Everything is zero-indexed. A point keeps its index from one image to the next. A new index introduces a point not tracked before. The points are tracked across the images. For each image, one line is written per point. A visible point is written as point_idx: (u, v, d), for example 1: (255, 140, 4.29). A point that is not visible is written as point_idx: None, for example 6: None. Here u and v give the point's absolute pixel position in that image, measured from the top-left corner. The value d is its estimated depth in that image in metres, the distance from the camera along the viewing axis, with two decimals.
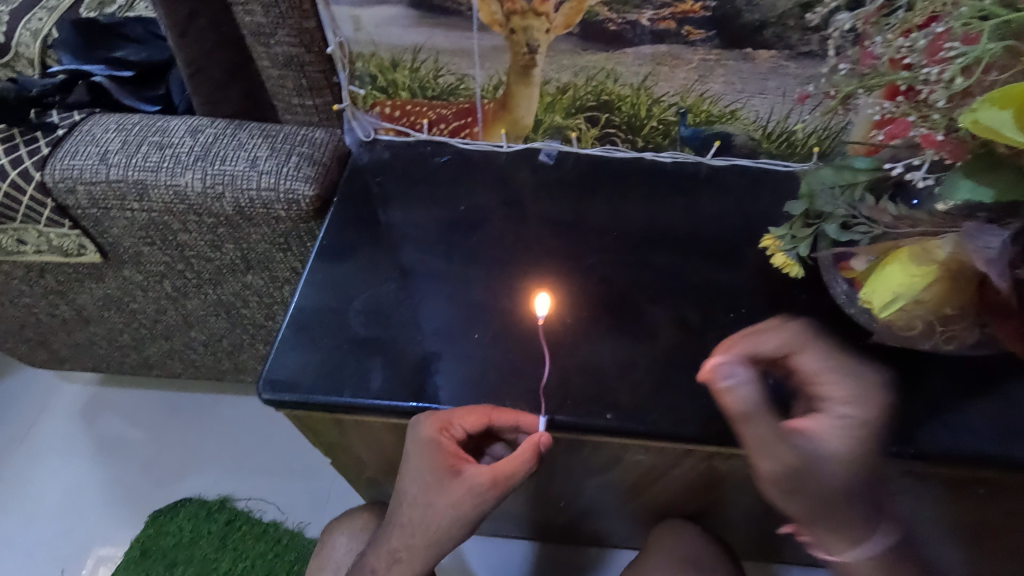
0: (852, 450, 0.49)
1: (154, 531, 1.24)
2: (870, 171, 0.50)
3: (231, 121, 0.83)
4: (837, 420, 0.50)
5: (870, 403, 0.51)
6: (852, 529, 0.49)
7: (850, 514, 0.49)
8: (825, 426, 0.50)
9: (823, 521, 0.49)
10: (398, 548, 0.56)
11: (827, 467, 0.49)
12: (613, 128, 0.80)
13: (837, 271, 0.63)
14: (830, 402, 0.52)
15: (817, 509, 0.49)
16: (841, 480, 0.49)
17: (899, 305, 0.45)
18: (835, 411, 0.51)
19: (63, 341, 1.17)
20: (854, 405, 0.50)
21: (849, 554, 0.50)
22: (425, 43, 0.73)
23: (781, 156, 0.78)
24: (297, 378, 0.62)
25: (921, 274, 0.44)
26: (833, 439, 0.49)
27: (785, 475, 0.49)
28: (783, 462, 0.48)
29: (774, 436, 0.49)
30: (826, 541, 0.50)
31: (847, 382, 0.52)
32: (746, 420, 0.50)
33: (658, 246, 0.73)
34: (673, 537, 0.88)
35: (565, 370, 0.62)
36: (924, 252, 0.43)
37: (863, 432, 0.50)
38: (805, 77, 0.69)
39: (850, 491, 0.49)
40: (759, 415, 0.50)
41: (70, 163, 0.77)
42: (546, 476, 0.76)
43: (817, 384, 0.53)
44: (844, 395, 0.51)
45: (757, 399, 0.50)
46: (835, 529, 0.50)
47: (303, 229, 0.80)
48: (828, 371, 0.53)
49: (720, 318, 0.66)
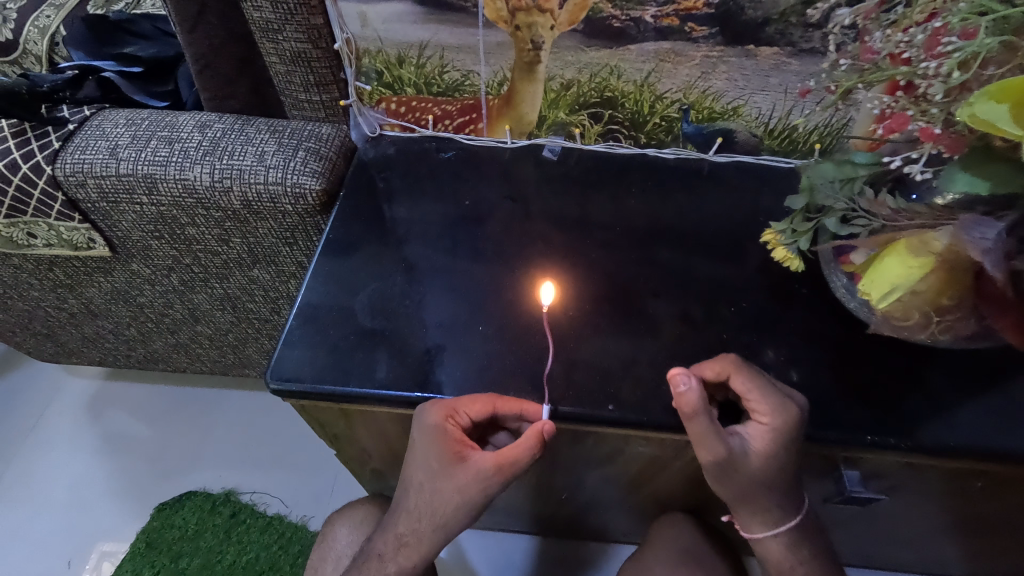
0: (775, 459, 0.53)
1: (159, 524, 1.25)
2: (869, 166, 0.51)
3: (239, 117, 0.84)
4: (766, 436, 0.52)
5: (790, 415, 0.52)
6: (772, 514, 0.57)
7: (770, 506, 0.56)
8: (755, 441, 0.53)
9: (746, 510, 0.57)
10: (405, 532, 0.58)
11: (753, 477, 0.54)
12: (616, 125, 0.81)
13: (837, 266, 0.63)
14: (756, 416, 0.53)
15: (739, 503, 0.57)
16: (763, 483, 0.54)
17: (897, 295, 0.46)
18: (761, 427, 0.53)
19: (70, 335, 1.18)
20: (778, 423, 0.52)
21: (764, 531, 0.59)
22: (431, 40, 0.74)
23: (783, 152, 0.79)
24: (305, 368, 0.63)
25: (920, 264, 0.45)
26: (760, 454, 0.53)
27: (715, 480, 0.55)
28: (712, 471, 0.54)
29: (717, 455, 0.52)
30: (748, 522, 0.59)
31: (776, 394, 0.53)
32: (698, 442, 0.52)
33: (660, 241, 0.74)
34: (674, 531, 0.89)
35: (568, 362, 0.63)
36: (921, 244, 0.45)
37: (788, 444, 0.52)
38: (807, 73, 0.70)
39: (769, 489, 0.55)
40: (699, 436, 0.52)
41: (81, 157, 0.78)
42: (548, 468, 0.77)
43: (746, 400, 0.54)
44: (767, 410, 0.52)
45: (704, 423, 0.51)
46: (756, 516, 0.57)
47: (310, 223, 0.81)
48: (757, 389, 0.53)
49: (721, 312, 0.67)
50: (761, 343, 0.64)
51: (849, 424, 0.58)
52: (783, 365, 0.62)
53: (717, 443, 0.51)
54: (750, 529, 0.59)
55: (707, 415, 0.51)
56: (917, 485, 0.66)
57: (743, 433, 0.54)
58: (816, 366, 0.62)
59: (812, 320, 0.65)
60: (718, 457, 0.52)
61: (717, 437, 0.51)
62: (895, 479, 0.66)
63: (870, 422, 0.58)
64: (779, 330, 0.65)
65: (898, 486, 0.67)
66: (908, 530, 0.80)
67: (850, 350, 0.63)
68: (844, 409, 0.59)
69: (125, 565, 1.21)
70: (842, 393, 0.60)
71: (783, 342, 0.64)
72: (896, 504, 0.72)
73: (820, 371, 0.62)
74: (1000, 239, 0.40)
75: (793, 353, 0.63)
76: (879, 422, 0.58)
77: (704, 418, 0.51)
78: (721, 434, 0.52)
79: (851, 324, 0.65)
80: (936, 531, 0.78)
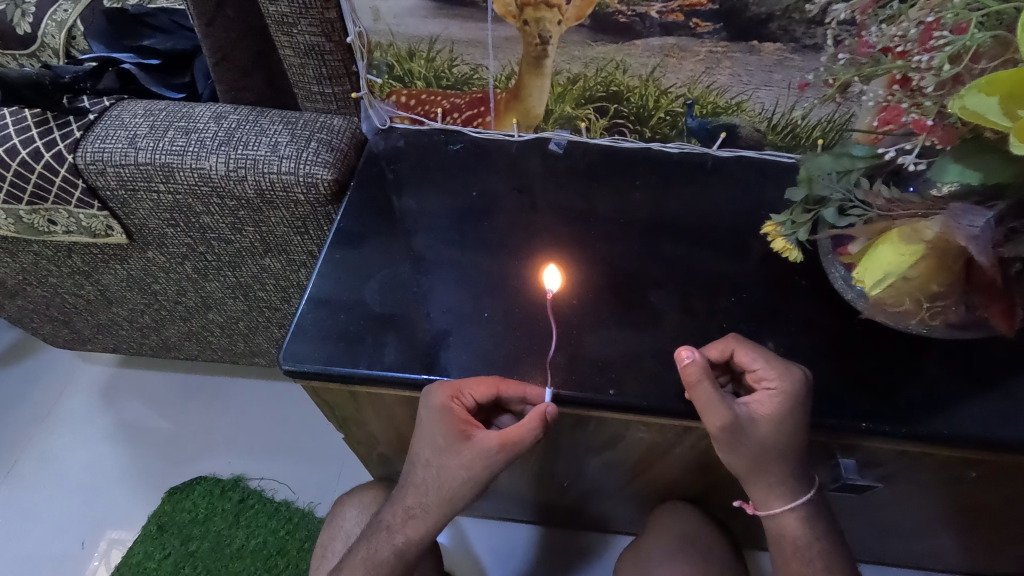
0: (787, 425, 0.53)
1: (170, 507, 1.28)
2: (867, 159, 0.53)
3: (253, 108, 0.86)
4: (775, 401, 0.53)
5: (797, 379, 0.53)
6: (787, 487, 0.56)
7: (785, 478, 0.56)
8: (763, 407, 0.54)
9: (760, 485, 0.56)
10: (412, 506, 0.60)
11: (765, 445, 0.53)
12: (622, 119, 0.82)
13: (835, 258, 0.65)
14: (763, 384, 0.54)
15: (754, 477, 0.56)
16: (777, 452, 0.54)
17: (892, 281, 0.48)
18: (769, 393, 0.54)
19: (86, 321, 1.21)
20: (787, 387, 0.53)
21: (782, 507, 0.57)
22: (441, 34, 0.76)
23: (785, 147, 0.80)
24: (316, 351, 0.65)
25: (910, 253, 0.46)
26: (769, 420, 0.53)
27: (727, 451, 0.54)
28: (723, 441, 0.54)
29: (725, 421, 0.52)
30: (765, 500, 0.58)
31: (779, 360, 0.54)
32: (706, 411, 0.53)
33: (663, 233, 0.75)
34: (673, 519, 0.90)
35: (571, 348, 0.65)
36: (913, 232, 0.46)
37: (798, 408, 0.53)
38: (810, 69, 0.71)
39: (783, 459, 0.54)
40: (707, 404, 0.53)
41: (101, 146, 0.80)
42: (551, 453, 0.79)
43: (751, 370, 0.55)
44: (772, 373, 0.54)
45: (710, 389, 0.52)
46: (772, 491, 0.56)
47: (321, 212, 0.83)
48: (761, 357, 0.54)
49: (721, 303, 0.68)
50: (760, 333, 0.65)
51: (845, 411, 0.59)
52: (782, 354, 0.64)
53: (724, 409, 0.52)
54: (767, 507, 0.58)
55: (713, 381, 0.53)
56: (914, 474, 0.68)
57: (751, 401, 0.55)
58: (814, 356, 0.63)
59: (810, 310, 0.67)
60: (727, 423, 0.53)
61: (723, 403, 0.52)
62: (892, 468, 0.67)
63: (867, 409, 0.59)
64: (779, 321, 0.66)
65: (894, 474, 0.68)
66: (905, 521, 0.81)
67: (848, 340, 0.64)
68: (840, 397, 0.60)
69: (137, 547, 1.24)
70: (840, 382, 0.61)
71: (782, 332, 0.65)
72: (892, 494, 0.74)
73: (818, 360, 0.63)
74: (989, 227, 0.42)
75: (791, 343, 0.64)
76: (875, 410, 0.59)
77: (710, 385, 0.52)
78: (727, 401, 0.53)
79: (848, 315, 0.66)
80: (933, 521, 0.79)
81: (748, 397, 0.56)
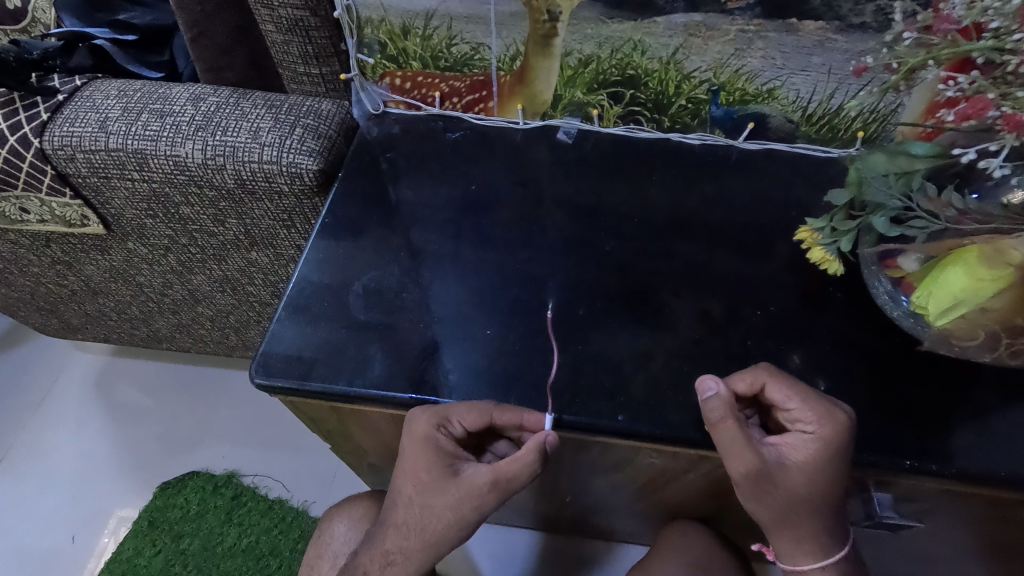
0: (822, 475, 0.47)
1: (161, 502, 1.24)
2: (929, 159, 0.47)
3: (235, 90, 0.79)
4: (810, 448, 0.47)
5: (841, 426, 0.46)
6: (817, 543, 0.50)
7: (816, 532, 0.50)
8: (796, 453, 0.48)
9: (787, 538, 0.51)
10: (392, 550, 0.54)
11: (796, 494, 0.47)
12: (638, 106, 0.74)
13: (880, 271, 0.57)
14: (798, 426, 0.48)
15: (781, 529, 0.50)
16: (808, 503, 0.48)
17: (963, 309, 0.47)
18: (805, 437, 0.47)
19: (73, 311, 1.16)
20: (827, 434, 0.46)
21: (810, 564, 0.52)
22: (438, 8, 0.68)
23: (820, 140, 0.72)
24: (293, 363, 0.59)
25: (992, 278, 0.44)
26: (802, 468, 0.47)
27: (751, 500, 0.49)
28: (748, 488, 0.48)
29: (751, 468, 0.46)
30: (791, 553, 0.52)
31: (820, 401, 0.47)
32: (730, 454, 0.47)
33: (680, 235, 0.68)
34: (685, 541, 0.84)
35: (574, 365, 0.58)
36: (996, 253, 0.44)
37: (837, 457, 0.47)
38: (854, 52, 0.63)
39: (816, 512, 0.48)
40: (731, 447, 0.46)
41: (69, 130, 0.74)
42: (553, 471, 0.72)
43: (785, 409, 0.48)
44: (812, 417, 0.47)
45: (736, 431, 0.46)
46: (800, 545, 0.51)
47: (307, 205, 0.77)
48: (798, 396, 0.48)
49: (745, 316, 0.61)
50: (788, 352, 0.58)
51: (885, 446, 0.52)
52: (811, 375, 0.56)
53: (750, 453, 0.46)
54: (792, 561, 0.52)
55: (738, 420, 0.46)
56: (954, 510, 0.61)
57: (782, 444, 0.48)
58: (849, 380, 0.56)
59: (844, 326, 0.59)
60: (753, 470, 0.46)
61: (750, 446, 0.46)
62: (928, 504, 0.60)
63: (908, 446, 0.52)
64: (809, 337, 0.59)
65: (933, 509, 0.61)
66: (936, 552, 0.75)
67: (887, 364, 0.56)
68: (878, 430, 0.53)
69: (128, 543, 1.21)
70: (878, 412, 0.54)
71: (812, 352, 0.58)
72: (928, 527, 0.66)
73: (852, 385, 0.56)
74: None
75: (822, 365, 0.57)
76: (916, 446, 0.52)
77: (735, 425, 0.46)
78: (756, 443, 0.47)
79: (891, 334, 0.58)
80: (967, 556, 0.72)
81: (779, 437, 0.49)
